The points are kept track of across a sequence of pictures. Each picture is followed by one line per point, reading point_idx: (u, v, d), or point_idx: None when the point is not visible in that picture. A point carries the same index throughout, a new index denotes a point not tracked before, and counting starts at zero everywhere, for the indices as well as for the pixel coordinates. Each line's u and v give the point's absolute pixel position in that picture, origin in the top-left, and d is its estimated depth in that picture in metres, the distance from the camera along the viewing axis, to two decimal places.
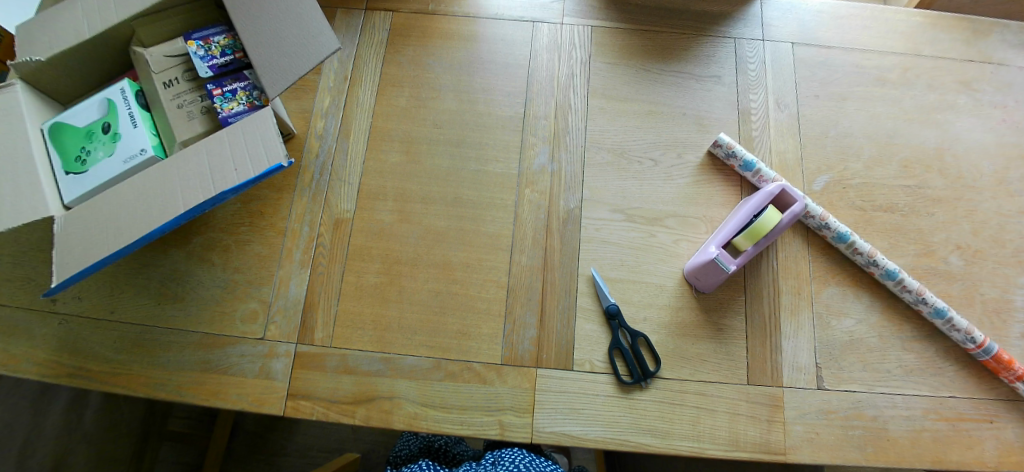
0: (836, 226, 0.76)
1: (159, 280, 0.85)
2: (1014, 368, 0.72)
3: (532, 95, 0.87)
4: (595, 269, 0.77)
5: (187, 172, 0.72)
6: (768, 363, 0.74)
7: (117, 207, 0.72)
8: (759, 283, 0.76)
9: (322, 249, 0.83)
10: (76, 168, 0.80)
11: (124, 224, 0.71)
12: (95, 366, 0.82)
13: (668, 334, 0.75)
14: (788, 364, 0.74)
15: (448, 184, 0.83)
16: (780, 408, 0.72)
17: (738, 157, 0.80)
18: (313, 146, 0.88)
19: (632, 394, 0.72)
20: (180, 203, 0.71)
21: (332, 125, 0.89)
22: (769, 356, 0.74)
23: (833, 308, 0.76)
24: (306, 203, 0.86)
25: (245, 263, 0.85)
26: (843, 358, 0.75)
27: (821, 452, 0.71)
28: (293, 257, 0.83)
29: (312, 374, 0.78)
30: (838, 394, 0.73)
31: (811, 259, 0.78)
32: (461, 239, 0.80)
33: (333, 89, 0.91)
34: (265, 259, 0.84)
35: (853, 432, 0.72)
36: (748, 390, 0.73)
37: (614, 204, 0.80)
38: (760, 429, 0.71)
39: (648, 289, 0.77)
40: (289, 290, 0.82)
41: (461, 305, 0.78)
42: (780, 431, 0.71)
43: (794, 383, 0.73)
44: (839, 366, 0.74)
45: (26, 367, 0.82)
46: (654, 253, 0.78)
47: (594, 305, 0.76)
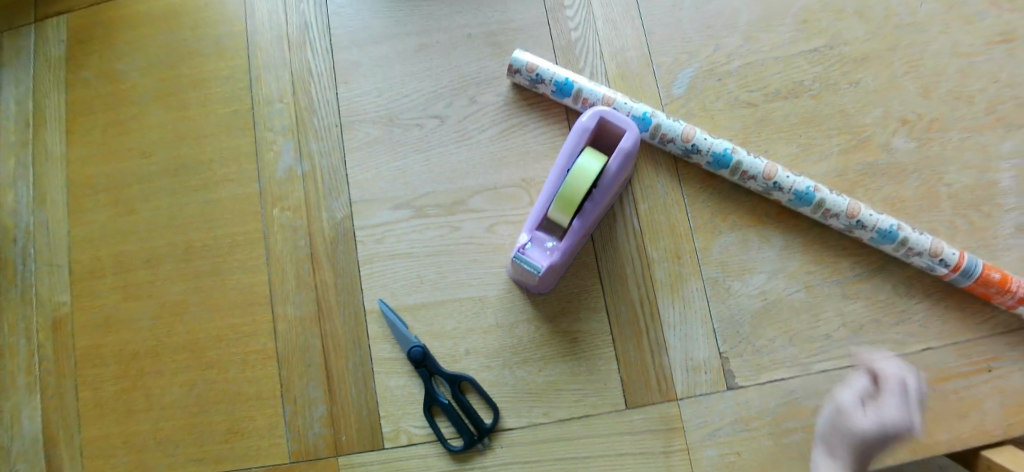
0: (708, 146, 0.51)
1: None
2: (1012, 289, 0.48)
3: (258, 71, 0.60)
4: (383, 300, 0.54)
5: None
6: (652, 371, 0.50)
7: None
8: (617, 258, 0.52)
9: (47, 363, 0.61)
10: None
11: None
12: None
13: (503, 365, 0.52)
14: (680, 363, 0.50)
15: (174, 230, 0.60)
16: (680, 429, 0.49)
17: (546, 81, 0.53)
18: (8, 228, 0.64)
19: (470, 463, 0.51)
20: None
21: (25, 194, 0.65)
22: (651, 361, 0.50)
23: (733, 265, 0.51)
24: (15, 307, 0.63)
25: None
26: (759, 335, 0.50)
27: None
28: (16, 382, 0.62)
29: None
30: (760, 391, 0.49)
31: (688, 203, 0.52)
32: (206, 304, 0.58)
33: (15, 143, 0.66)
34: None
35: (789, 438, 0.49)
36: (631, 417, 0.50)
37: (393, 197, 0.55)
38: (656, 469, 0.49)
39: (464, 308, 0.53)
40: (21, 428, 0.61)
41: (226, 396, 0.56)
42: (685, 464, 0.49)
43: (693, 390, 0.50)
44: (755, 348, 0.50)
45: None
46: (464, 253, 0.54)
47: (397, 351, 0.53)
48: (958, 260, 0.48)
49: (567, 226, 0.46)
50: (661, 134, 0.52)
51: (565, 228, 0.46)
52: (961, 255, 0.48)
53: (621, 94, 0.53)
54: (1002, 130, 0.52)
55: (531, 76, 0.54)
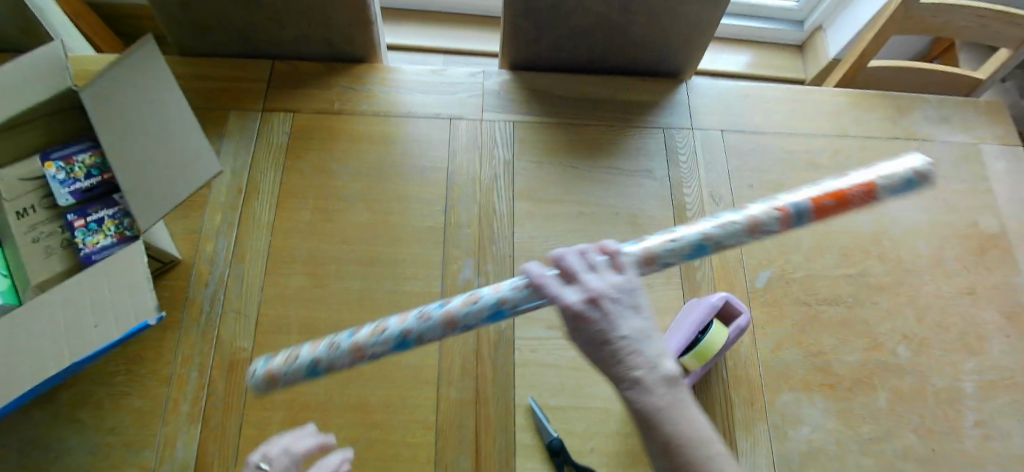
0: (480, 304, 0.46)
1: (15, 449, 0.68)
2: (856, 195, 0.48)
3: (453, 202, 0.80)
4: (534, 398, 0.70)
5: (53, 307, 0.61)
6: None
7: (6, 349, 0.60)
8: (710, 397, 0.72)
9: (216, 399, 0.69)
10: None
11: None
12: None
13: (618, 465, 0.68)
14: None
15: (361, 309, 0.73)
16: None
17: (383, 339, 0.45)
18: (202, 273, 0.74)
19: None
20: (51, 361, 0.60)
21: (224, 248, 0.75)
22: None
23: (789, 416, 0.71)
24: (193, 342, 0.72)
25: (120, 422, 0.69)
26: None
27: None
28: (179, 410, 0.69)
29: None
30: None
31: (762, 365, 0.74)
32: (381, 375, 0.70)
33: (225, 203, 0.78)
34: (147, 415, 0.69)
35: None
36: None
37: (549, 320, 0.74)
38: None
39: (593, 416, 0.70)
40: (174, 453, 0.67)
41: (388, 455, 0.67)
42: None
43: None
44: None
45: None
46: (596, 373, 0.72)
47: (535, 440, 0.68)
48: (874, 184, 0.48)
49: (692, 370, 0.67)
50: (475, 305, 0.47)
51: (690, 371, 0.67)
52: (819, 199, 0.48)
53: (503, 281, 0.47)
54: (966, 352, 0.76)
55: (468, 308, 0.46)
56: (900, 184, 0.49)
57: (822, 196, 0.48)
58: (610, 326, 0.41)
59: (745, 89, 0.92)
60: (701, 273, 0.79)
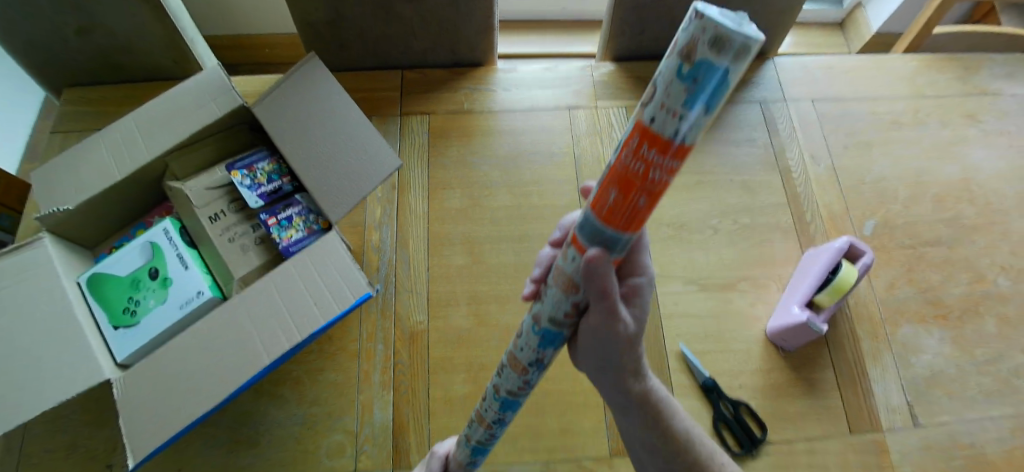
0: (464, 452, 0.62)
1: (227, 426, 0.76)
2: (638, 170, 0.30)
3: (583, 181, 0.89)
4: (685, 344, 0.78)
5: (275, 295, 0.72)
6: (868, 411, 0.78)
7: (242, 328, 0.71)
8: (838, 334, 0.82)
9: (403, 366, 0.78)
10: (125, 321, 0.79)
11: (241, 351, 0.70)
12: None
13: (764, 397, 0.77)
14: (882, 407, 0.78)
15: (519, 277, 0.83)
16: (886, 453, 0.76)
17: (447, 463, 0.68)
18: (373, 261, 0.84)
19: (746, 465, 0.74)
20: (282, 339, 0.70)
21: (389, 236, 0.86)
22: (863, 401, 0.79)
23: (909, 345, 0.82)
24: (375, 320, 0.81)
25: (322, 393, 0.77)
26: (928, 392, 0.80)
27: None
28: (371, 379, 0.77)
29: None
30: (934, 429, 0.78)
31: (880, 303, 0.84)
32: None
33: (382, 199, 0.88)
34: (344, 386, 0.77)
35: (955, 463, 0.75)
36: (854, 440, 0.76)
37: (685, 276, 0.83)
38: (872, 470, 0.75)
39: (736, 357, 0.79)
40: (373, 416, 0.75)
41: (563, 402, 0.77)
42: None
43: (892, 424, 0.78)
44: (928, 400, 0.79)
45: None
46: (735, 319, 0.81)
47: (689, 381, 0.77)
48: (652, 125, 0.28)
49: (826, 306, 0.77)
50: (481, 437, 0.60)
51: (825, 308, 0.77)
52: (604, 188, 0.33)
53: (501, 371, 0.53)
54: None
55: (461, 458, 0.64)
56: (680, 87, 0.26)
57: (603, 194, 0.33)
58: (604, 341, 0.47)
59: (829, 62, 1.00)
60: (813, 227, 0.87)
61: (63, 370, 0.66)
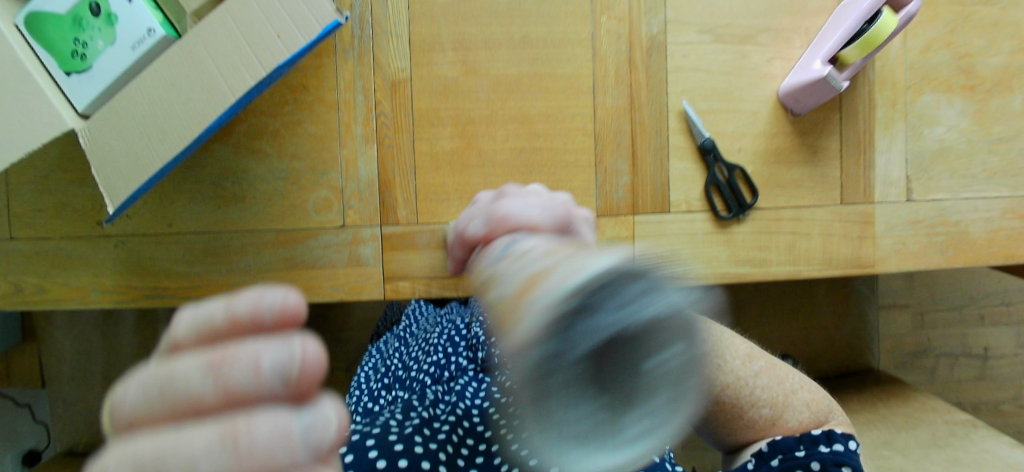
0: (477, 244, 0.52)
1: (212, 182, 0.73)
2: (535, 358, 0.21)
3: None
4: (687, 102, 0.73)
5: (229, 24, 0.61)
6: (863, 184, 0.78)
7: (200, 64, 0.62)
8: (855, 97, 0.77)
9: (385, 118, 0.71)
10: (77, 66, 0.65)
11: (202, 90, 0.62)
12: (174, 284, 0.75)
13: (764, 163, 0.76)
14: (880, 181, 0.78)
15: (512, 18, 0.71)
16: (870, 225, 0.78)
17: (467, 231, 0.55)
18: None
19: (731, 228, 0.74)
20: (245, 74, 0.61)
21: None
22: (862, 174, 0.78)
23: (927, 118, 0.78)
24: (351, 67, 0.70)
25: (302, 147, 0.72)
26: (931, 168, 0.79)
27: (907, 259, 0.78)
28: (353, 132, 0.71)
29: (404, 254, 0.73)
30: (926, 204, 0.78)
31: (909, 68, 0.77)
32: (539, 86, 0.72)
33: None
34: (323, 140, 0.71)
35: (937, 239, 0.78)
36: (841, 209, 0.77)
37: (700, 24, 0.73)
38: (854, 240, 0.78)
39: (744, 118, 0.74)
40: (358, 171, 0.72)
41: (557, 161, 0.72)
42: (870, 247, 0.78)
43: (885, 198, 0.78)
44: (929, 177, 0.79)
45: (94, 296, 0.76)
46: (748, 78, 0.74)
47: (687, 143, 0.73)
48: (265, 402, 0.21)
49: (852, 63, 0.70)
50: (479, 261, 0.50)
51: (851, 64, 0.70)
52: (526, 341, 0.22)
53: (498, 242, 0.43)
54: None
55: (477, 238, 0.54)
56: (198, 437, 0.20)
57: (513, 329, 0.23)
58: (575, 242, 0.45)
59: None
60: None
61: (17, 118, 0.62)
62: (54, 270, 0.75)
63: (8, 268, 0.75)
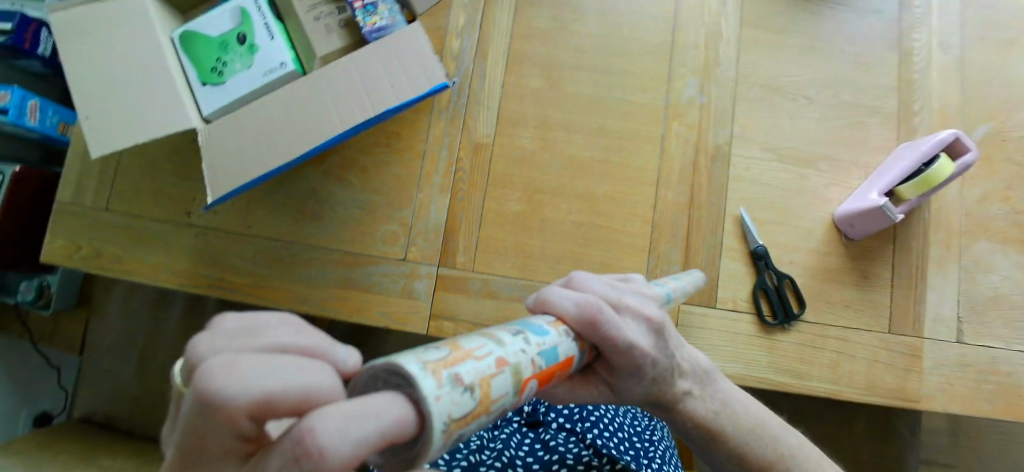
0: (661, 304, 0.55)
1: (296, 198, 0.81)
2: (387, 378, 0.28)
3: (682, 22, 0.81)
4: (744, 209, 0.77)
5: (352, 70, 0.71)
6: (912, 315, 0.78)
7: (318, 97, 0.71)
8: (909, 231, 0.79)
9: (463, 174, 0.78)
10: (213, 79, 0.75)
11: (314, 118, 0.70)
12: (237, 278, 0.81)
13: (813, 277, 0.78)
14: (931, 317, 0.78)
15: (593, 109, 0.79)
16: (917, 358, 0.77)
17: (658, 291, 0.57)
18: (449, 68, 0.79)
19: (774, 335, 0.75)
20: (357, 112, 0.70)
21: (468, 46, 0.80)
22: (913, 306, 0.78)
23: (981, 263, 0.79)
24: (443, 126, 0.79)
25: (384, 184, 0.79)
26: (984, 313, 0.78)
27: (954, 401, 0.76)
28: (432, 180, 0.78)
29: (454, 296, 0.77)
30: (976, 348, 0.77)
31: (965, 213, 0.80)
32: (607, 171, 0.78)
33: (468, 6, 0.80)
34: (405, 181, 0.79)
35: (986, 386, 0.76)
36: (890, 338, 0.77)
37: (765, 142, 0.78)
38: (898, 370, 0.77)
39: (798, 233, 0.78)
40: (429, 214, 0.78)
41: (613, 242, 0.76)
42: (915, 380, 0.76)
43: (935, 334, 0.77)
44: (981, 322, 0.78)
45: (162, 275, 0.82)
46: (805, 196, 0.78)
47: (740, 245, 0.77)
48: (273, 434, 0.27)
49: (908, 198, 0.74)
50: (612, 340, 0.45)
51: (907, 200, 0.74)
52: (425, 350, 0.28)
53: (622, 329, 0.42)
54: None
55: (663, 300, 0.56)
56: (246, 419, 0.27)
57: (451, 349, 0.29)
58: (639, 351, 0.42)
59: None
60: (919, 119, 0.80)
61: (153, 113, 0.71)
62: (136, 246, 0.83)
63: (93, 237, 0.83)
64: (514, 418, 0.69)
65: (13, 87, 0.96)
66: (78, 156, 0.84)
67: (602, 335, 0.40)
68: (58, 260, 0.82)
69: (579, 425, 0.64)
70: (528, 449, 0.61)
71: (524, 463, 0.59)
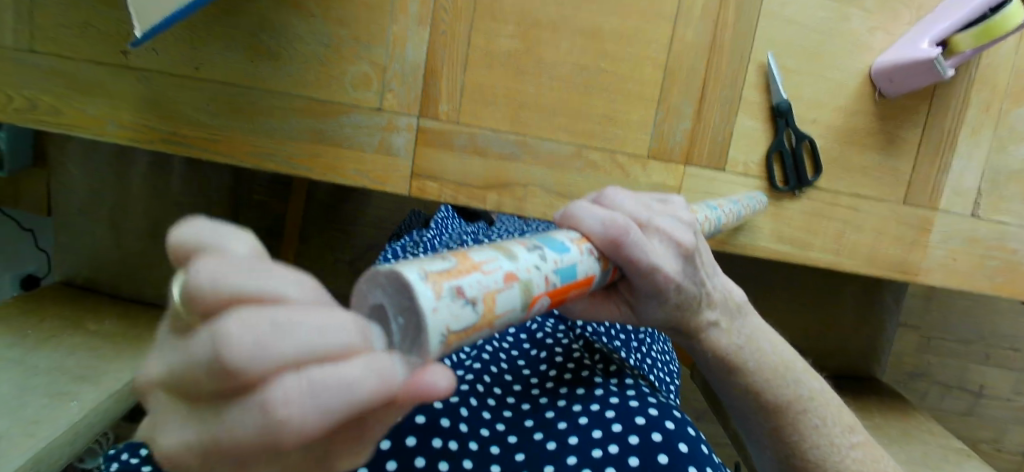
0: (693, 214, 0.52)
1: (248, 32, 0.68)
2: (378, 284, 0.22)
3: None
4: (772, 55, 0.67)
5: None
6: (932, 184, 0.72)
7: None
8: (950, 91, 0.70)
9: (444, 2, 0.65)
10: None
11: None
12: (191, 132, 0.71)
13: (836, 140, 0.70)
14: (950, 187, 0.72)
15: None
16: (927, 232, 0.73)
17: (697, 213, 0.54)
18: None
19: (783, 201, 0.70)
20: None
21: None
22: (934, 175, 0.72)
23: (1020, 130, 0.71)
24: None
25: (351, 14, 0.66)
26: (1007, 186, 0.72)
27: (952, 277, 0.73)
28: (408, 10, 0.65)
29: (437, 153, 0.69)
30: (990, 223, 0.73)
31: (1017, 71, 0.70)
32: (618, 3, 0.65)
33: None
34: (376, 11, 0.66)
35: (989, 261, 0.73)
36: (902, 208, 0.72)
37: None
38: (904, 243, 0.73)
39: (827, 88, 0.68)
40: (405, 53, 0.66)
41: (618, 92, 0.67)
42: (919, 254, 0.73)
43: (950, 207, 0.72)
44: (1002, 194, 0.72)
45: (108, 129, 0.72)
46: (842, 43, 0.67)
47: (761, 101, 0.68)
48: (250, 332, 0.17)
49: (961, 51, 0.64)
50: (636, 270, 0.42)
51: (959, 53, 0.64)
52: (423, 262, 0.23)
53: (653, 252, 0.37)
54: None
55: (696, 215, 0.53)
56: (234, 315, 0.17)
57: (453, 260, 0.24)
58: (661, 276, 0.38)
59: None
60: None
61: None
62: (67, 92, 0.72)
63: (19, 80, 0.72)
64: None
65: None
66: None
67: (626, 258, 0.36)
68: None
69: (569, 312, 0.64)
70: (513, 341, 0.57)
71: (510, 362, 0.54)
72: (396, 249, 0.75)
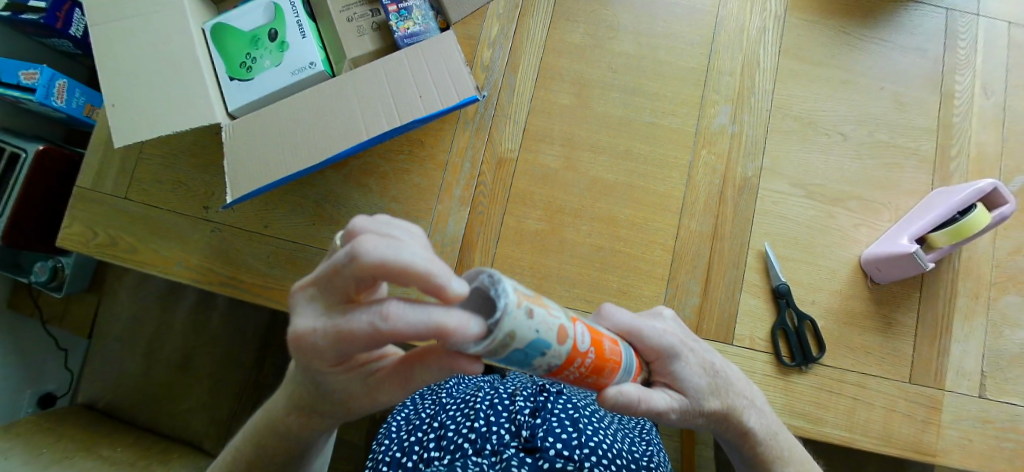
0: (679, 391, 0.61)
1: (315, 200, 0.80)
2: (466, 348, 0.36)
3: (719, 47, 0.80)
4: (769, 245, 0.75)
5: (381, 79, 0.69)
6: (933, 366, 0.75)
7: (344, 104, 0.69)
8: (937, 281, 0.77)
9: (484, 188, 0.77)
10: (241, 74, 0.75)
11: (339, 128, 0.69)
12: (249, 279, 0.80)
13: (834, 321, 0.76)
14: (952, 368, 0.75)
15: (622, 131, 0.78)
16: (937, 411, 0.74)
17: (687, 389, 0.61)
18: (478, 78, 0.79)
19: (791, 376, 0.73)
20: (383, 121, 0.68)
21: (499, 57, 0.79)
22: (935, 357, 0.75)
23: (1009, 317, 0.77)
24: (468, 137, 0.78)
25: (403, 193, 0.78)
26: (1009, 369, 0.75)
27: (970, 459, 0.73)
28: (452, 192, 0.77)
29: None
30: (998, 405, 0.74)
31: (995, 264, 0.77)
32: (631, 195, 0.76)
33: (503, 16, 0.80)
34: (425, 192, 0.78)
35: (1006, 444, 0.73)
36: (909, 388, 0.75)
37: (795, 178, 0.77)
38: (917, 422, 0.73)
39: (821, 273, 0.76)
40: (446, 227, 0.77)
41: (633, 268, 0.75)
42: (933, 434, 0.73)
43: (955, 387, 0.75)
44: (1005, 377, 0.75)
45: (176, 270, 0.81)
46: (830, 235, 0.76)
47: (762, 282, 0.75)
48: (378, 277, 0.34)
49: (940, 246, 0.71)
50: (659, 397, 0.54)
51: (938, 248, 0.71)
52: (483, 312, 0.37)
53: (656, 326, 0.53)
54: None
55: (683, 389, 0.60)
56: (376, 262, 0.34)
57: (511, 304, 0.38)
58: (662, 332, 0.53)
59: None
60: (956, 164, 0.78)
61: (176, 106, 0.70)
62: (148, 237, 0.82)
63: (109, 224, 0.82)
64: (509, 443, 0.69)
65: (43, 67, 0.96)
66: (101, 147, 0.85)
67: (637, 334, 0.51)
68: (73, 246, 0.82)
69: (577, 453, 0.67)
70: None
71: None
72: (416, 396, 0.84)
